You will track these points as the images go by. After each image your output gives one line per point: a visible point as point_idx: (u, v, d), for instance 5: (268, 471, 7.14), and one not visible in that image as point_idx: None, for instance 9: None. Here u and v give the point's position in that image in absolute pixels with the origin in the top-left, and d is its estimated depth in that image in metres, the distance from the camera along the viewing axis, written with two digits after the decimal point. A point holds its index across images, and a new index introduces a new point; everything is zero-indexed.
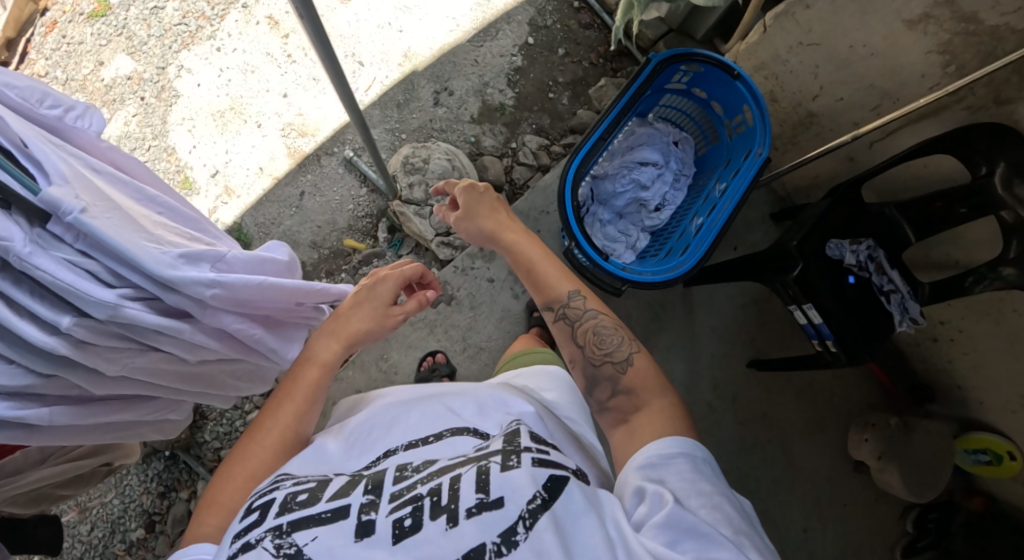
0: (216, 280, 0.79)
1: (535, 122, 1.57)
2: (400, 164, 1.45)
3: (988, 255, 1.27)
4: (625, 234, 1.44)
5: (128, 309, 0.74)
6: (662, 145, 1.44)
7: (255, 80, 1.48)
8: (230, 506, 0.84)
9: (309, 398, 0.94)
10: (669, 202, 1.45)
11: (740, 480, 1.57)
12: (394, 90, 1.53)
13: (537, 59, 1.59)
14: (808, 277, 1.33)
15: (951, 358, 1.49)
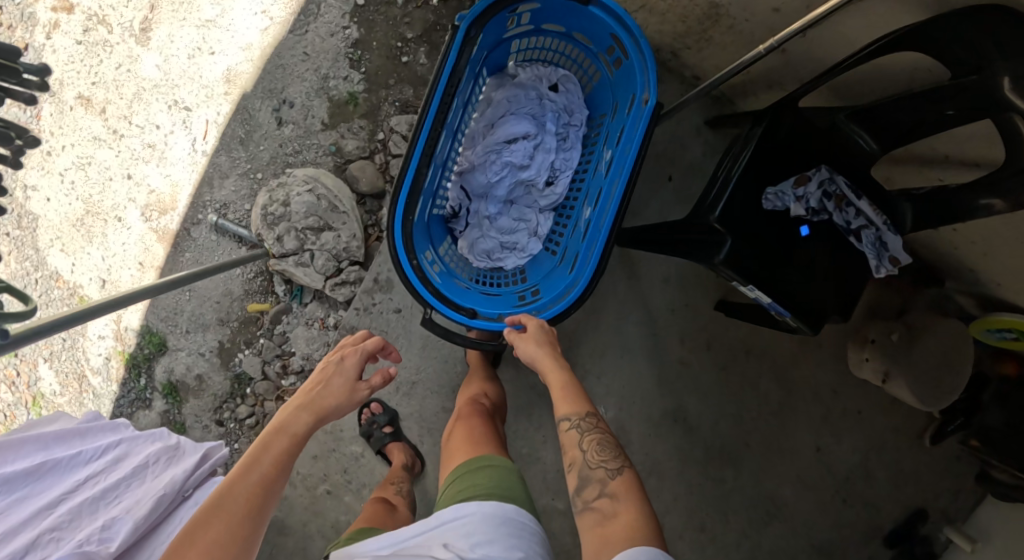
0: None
1: (397, 97, 1.33)
2: (261, 217, 1.28)
3: (993, 158, 0.89)
4: (521, 222, 1.17)
5: None
6: (533, 105, 1.13)
7: (96, 173, 1.35)
8: None
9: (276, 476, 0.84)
10: (562, 170, 1.15)
11: (748, 430, 1.40)
12: (230, 125, 1.32)
13: (373, 20, 1.32)
14: (746, 247, 0.96)
15: (966, 251, 1.16)
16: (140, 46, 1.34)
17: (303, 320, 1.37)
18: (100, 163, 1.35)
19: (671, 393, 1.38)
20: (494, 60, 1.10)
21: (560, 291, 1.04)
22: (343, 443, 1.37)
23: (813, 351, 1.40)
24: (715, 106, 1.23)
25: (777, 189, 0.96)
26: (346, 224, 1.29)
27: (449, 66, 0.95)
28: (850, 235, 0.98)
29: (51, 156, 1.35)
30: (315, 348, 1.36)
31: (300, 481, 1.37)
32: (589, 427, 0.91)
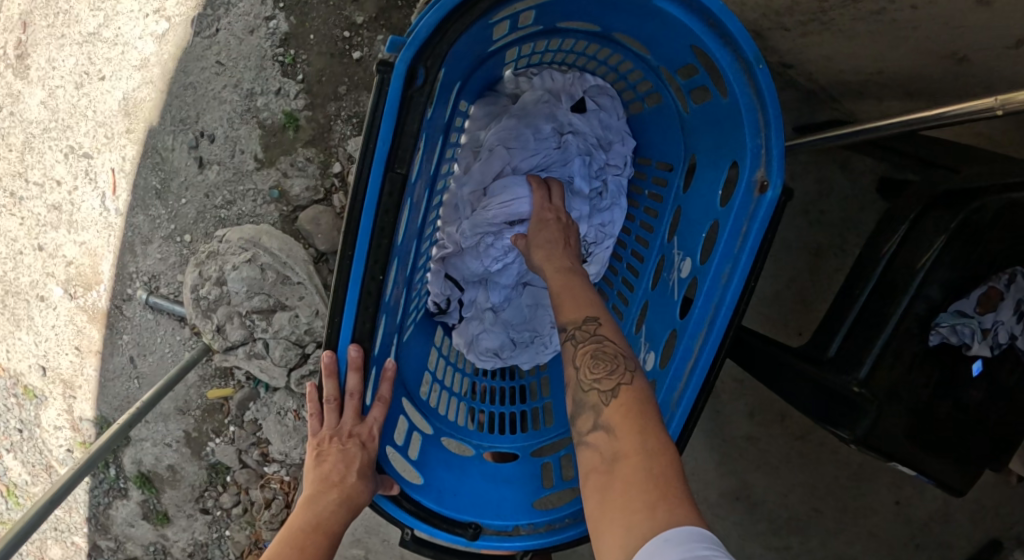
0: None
1: (353, 113, 0.95)
2: (193, 301, 0.96)
3: None
4: (541, 311, 0.82)
5: None
6: (551, 141, 0.77)
7: (3, 245, 1.08)
8: None
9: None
10: (592, 233, 0.80)
11: (869, 536, 1.02)
12: (142, 174, 0.99)
13: (307, 8, 0.93)
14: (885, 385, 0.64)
15: None
16: (18, 77, 1.02)
17: (274, 409, 1.10)
18: (4, 232, 1.07)
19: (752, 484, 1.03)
20: (477, 83, 0.74)
21: None
22: None
23: None
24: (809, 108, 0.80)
25: (956, 320, 0.62)
26: (305, 299, 0.95)
27: (388, 128, 0.56)
28: None
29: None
30: (292, 444, 1.10)
31: None
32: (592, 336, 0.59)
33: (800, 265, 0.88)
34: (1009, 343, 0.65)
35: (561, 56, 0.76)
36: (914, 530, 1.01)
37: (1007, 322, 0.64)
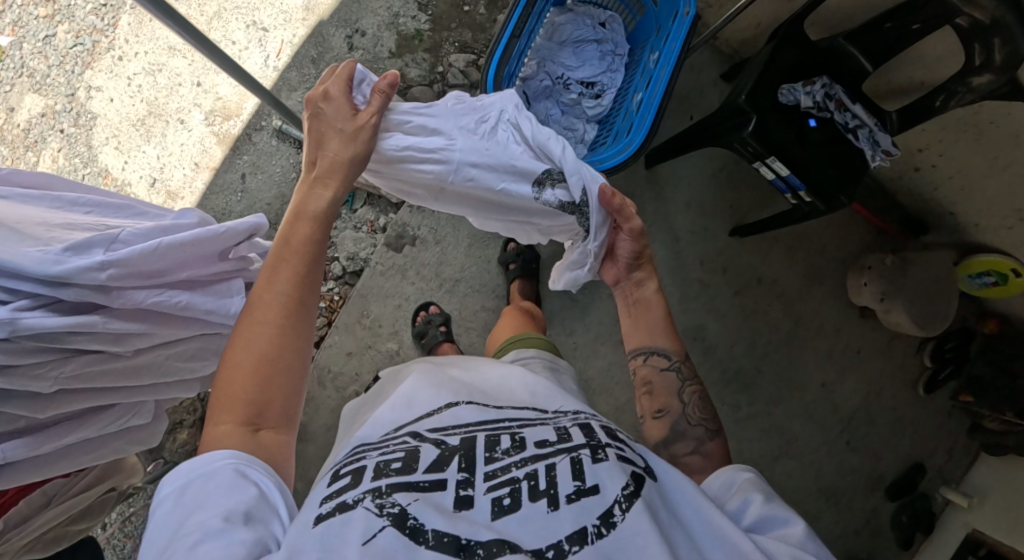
0: (112, 261, 0.71)
1: (457, 39, 1.49)
2: (330, 120, 1.43)
3: (954, 68, 1.15)
4: (570, 129, 1.39)
5: (27, 319, 0.67)
6: (590, 30, 1.38)
7: (165, 78, 1.43)
8: (242, 402, 0.77)
9: (295, 307, 0.82)
10: (607, 86, 1.39)
11: (747, 352, 1.56)
12: (304, 46, 1.46)
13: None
14: (767, 131, 1.22)
15: (935, 186, 1.42)
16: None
17: (350, 225, 1.53)
18: (173, 70, 1.43)
19: (689, 312, 1.55)
20: None
21: (617, 150, 1.27)
22: (379, 339, 1.45)
23: (816, 290, 1.58)
24: (727, 62, 1.49)
25: (789, 86, 1.22)
26: None
27: None
28: (849, 133, 1.24)
29: (123, 61, 1.43)
30: (363, 246, 1.51)
31: (333, 378, 1.42)
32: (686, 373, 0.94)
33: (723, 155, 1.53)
34: (826, 107, 1.23)
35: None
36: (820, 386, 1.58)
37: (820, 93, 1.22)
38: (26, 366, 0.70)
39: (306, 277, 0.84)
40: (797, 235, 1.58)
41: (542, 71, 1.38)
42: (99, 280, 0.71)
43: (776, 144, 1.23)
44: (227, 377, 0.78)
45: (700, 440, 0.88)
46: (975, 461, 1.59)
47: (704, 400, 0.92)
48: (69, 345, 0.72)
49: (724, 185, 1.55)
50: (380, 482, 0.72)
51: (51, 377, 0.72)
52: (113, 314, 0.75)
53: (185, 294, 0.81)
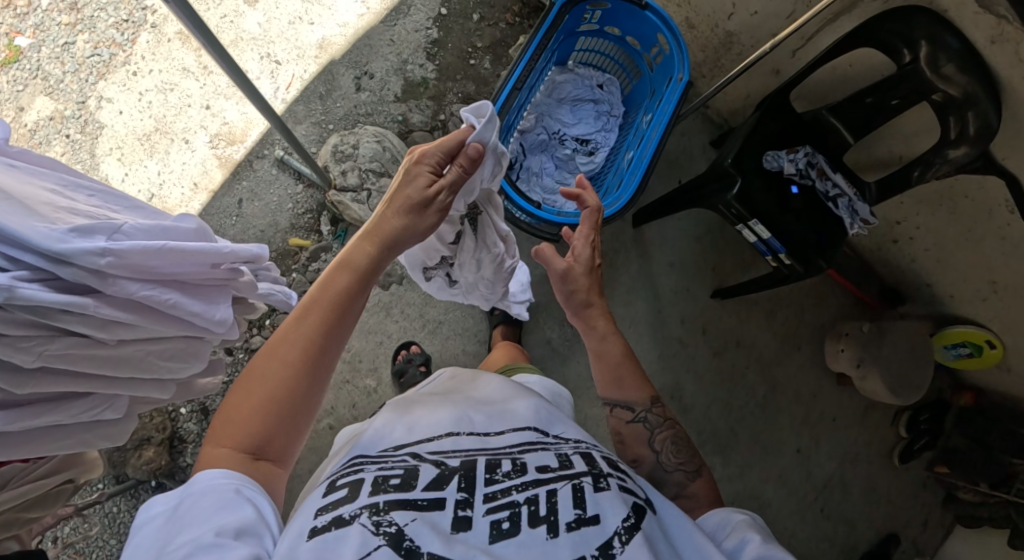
0: (112, 249, 0.69)
1: (460, 90, 1.53)
2: (330, 154, 1.42)
3: (930, 142, 1.23)
4: (562, 185, 1.35)
5: (23, 289, 0.65)
6: (587, 90, 1.35)
7: (176, 97, 1.47)
8: (246, 433, 0.72)
9: (314, 358, 0.75)
10: (601, 144, 1.36)
11: (725, 413, 1.55)
12: (314, 82, 1.50)
13: (452, 28, 1.54)
14: (751, 193, 1.25)
15: (912, 257, 1.48)
16: (247, 4, 1.50)
17: None
18: (184, 90, 1.48)
19: (667, 370, 1.54)
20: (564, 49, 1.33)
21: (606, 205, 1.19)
22: (358, 376, 1.39)
23: (795, 355, 1.60)
24: (716, 130, 1.56)
25: (772, 154, 1.24)
26: None
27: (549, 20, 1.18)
28: (829, 203, 1.27)
29: (136, 76, 1.47)
30: None
31: None
32: (657, 421, 0.92)
33: (711, 218, 1.58)
34: (807, 174, 1.25)
35: (602, 60, 1.39)
36: (797, 450, 1.57)
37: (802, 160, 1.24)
38: (14, 337, 0.68)
39: (334, 327, 0.76)
40: (779, 299, 1.61)
41: (539, 125, 1.34)
42: (97, 266, 0.68)
43: (755, 208, 1.25)
44: (236, 402, 0.73)
45: (681, 484, 0.86)
46: (948, 535, 1.59)
47: (677, 445, 0.89)
48: (55, 324, 0.70)
49: (710, 247, 1.57)
50: (378, 499, 0.68)
51: (35, 352, 0.70)
52: (107, 301, 0.72)
53: (174, 292, 0.78)
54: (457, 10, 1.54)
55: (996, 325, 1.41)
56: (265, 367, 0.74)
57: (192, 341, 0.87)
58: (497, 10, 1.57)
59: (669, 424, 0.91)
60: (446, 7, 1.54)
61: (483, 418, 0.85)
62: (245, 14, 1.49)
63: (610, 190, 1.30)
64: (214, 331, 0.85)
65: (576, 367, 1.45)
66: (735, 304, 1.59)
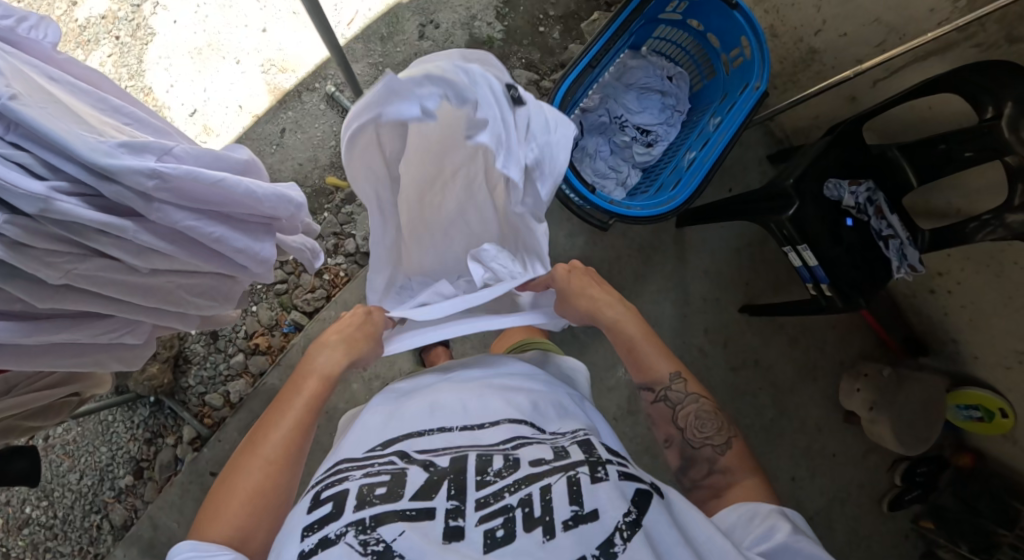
0: (163, 171, 0.63)
1: (524, 56, 1.42)
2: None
3: (992, 202, 1.21)
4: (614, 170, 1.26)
5: (61, 204, 0.59)
6: (655, 81, 1.26)
7: (233, 15, 1.47)
8: (232, 520, 0.74)
9: (295, 452, 0.81)
10: (661, 137, 1.26)
11: None
12: (377, 22, 1.40)
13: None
14: (805, 219, 1.18)
15: (945, 310, 1.47)
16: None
17: None
18: (242, 12, 1.47)
19: None
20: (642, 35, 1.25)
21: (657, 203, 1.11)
22: None
23: (807, 385, 1.59)
24: (776, 144, 1.51)
25: (834, 182, 1.18)
26: None
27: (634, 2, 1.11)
28: (880, 242, 1.21)
29: None
30: None
31: None
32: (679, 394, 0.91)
33: (755, 232, 1.55)
34: (867, 207, 1.19)
35: (676, 52, 1.30)
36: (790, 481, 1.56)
37: (863, 196, 1.19)
38: (42, 250, 0.62)
39: (302, 429, 0.82)
40: (803, 327, 1.59)
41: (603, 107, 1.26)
42: (143, 188, 0.62)
43: (810, 234, 1.18)
44: (221, 502, 0.75)
45: (711, 460, 0.85)
46: None
47: (702, 418, 0.89)
48: (90, 244, 0.64)
49: (747, 262, 1.54)
50: (364, 515, 0.65)
51: (63, 269, 0.64)
52: (146, 226, 0.66)
53: (220, 227, 0.71)
54: None
55: (1014, 396, 1.39)
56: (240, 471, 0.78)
57: (223, 279, 0.82)
58: None
59: (693, 399, 0.90)
60: None
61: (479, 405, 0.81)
62: None
63: (664, 187, 1.21)
64: (252, 272, 0.80)
65: (591, 357, 1.43)
66: (759, 322, 1.57)
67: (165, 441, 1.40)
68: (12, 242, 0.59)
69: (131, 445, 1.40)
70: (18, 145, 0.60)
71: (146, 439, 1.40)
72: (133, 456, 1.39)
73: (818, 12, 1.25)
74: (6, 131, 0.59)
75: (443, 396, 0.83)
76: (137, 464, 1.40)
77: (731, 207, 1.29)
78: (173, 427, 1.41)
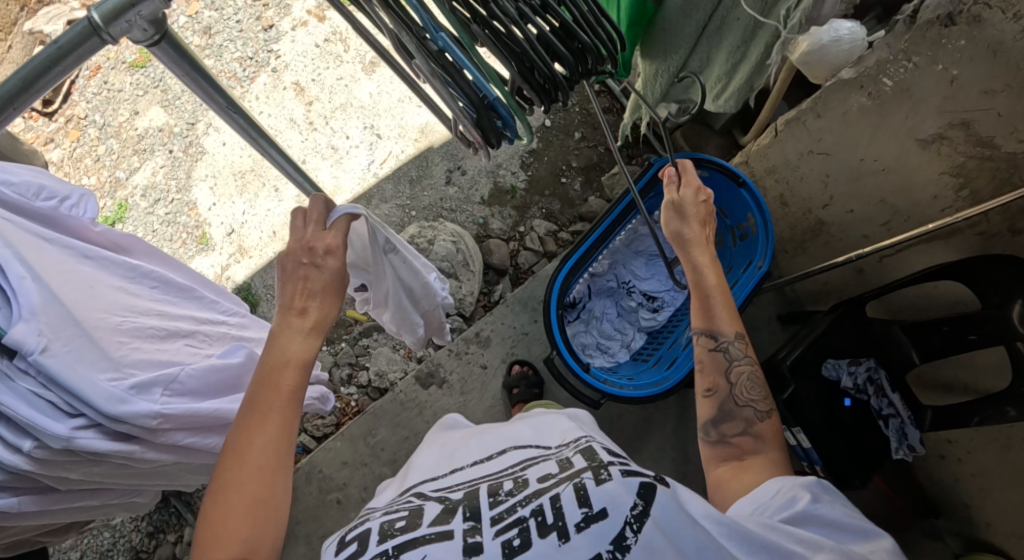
0: (165, 411, 0.74)
1: (544, 206, 1.50)
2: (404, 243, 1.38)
3: (1001, 383, 1.19)
4: (619, 333, 1.31)
5: (82, 440, 0.68)
6: (665, 247, 1.32)
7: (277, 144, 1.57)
8: (240, 535, 0.66)
9: (285, 453, 0.71)
10: (667, 303, 1.30)
11: None
12: (407, 165, 1.51)
13: (552, 142, 1.54)
14: (800, 401, 1.18)
15: (958, 476, 1.44)
16: (364, 72, 1.58)
17: (390, 343, 1.45)
18: (287, 142, 1.56)
19: None
20: (654, 203, 1.31)
21: (652, 381, 1.15)
22: (376, 462, 1.37)
23: None
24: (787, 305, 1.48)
25: (835, 361, 1.19)
26: (470, 281, 1.39)
27: (642, 181, 1.19)
28: (880, 420, 1.21)
29: (247, 113, 1.60)
30: (393, 369, 1.42)
31: (320, 479, 1.37)
32: (738, 353, 0.91)
33: None
34: (863, 385, 1.20)
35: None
36: None
37: (862, 374, 1.19)
38: (64, 460, 0.71)
39: (290, 422, 0.73)
40: None
41: (611, 272, 1.32)
42: (148, 426, 0.73)
43: (802, 414, 1.18)
44: (220, 518, 0.67)
45: (749, 422, 0.87)
46: None
47: (752, 381, 0.90)
48: (107, 458, 0.73)
49: None
50: (386, 546, 0.68)
51: (80, 471, 0.73)
52: (152, 445, 0.76)
53: (216, 436, 0.83)
54: (560, 125, 1.55)
55: None
56: (229, 481, 0.68)
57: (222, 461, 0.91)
58: (600, 133, 1.55)
59: (747, 362, 0.91)
60: (551, 119, 1.55)
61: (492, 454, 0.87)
62: (361, 82, 1.58)
63: (663, 361, 1.25)
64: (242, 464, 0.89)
65: None
66: None
67: (165, 536, 1.45)
68: (40, 458, 0.69)
69: (134, 535, 1.46)
70: (45, 383, 0.68)
71: (149, 531, 1.47)
72: (133, 547, 1.46)
73: (825, 188, 1.28)
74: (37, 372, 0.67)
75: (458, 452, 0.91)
76: (136, 555, 1.46)
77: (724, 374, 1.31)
78: (175, 524, 1.46)
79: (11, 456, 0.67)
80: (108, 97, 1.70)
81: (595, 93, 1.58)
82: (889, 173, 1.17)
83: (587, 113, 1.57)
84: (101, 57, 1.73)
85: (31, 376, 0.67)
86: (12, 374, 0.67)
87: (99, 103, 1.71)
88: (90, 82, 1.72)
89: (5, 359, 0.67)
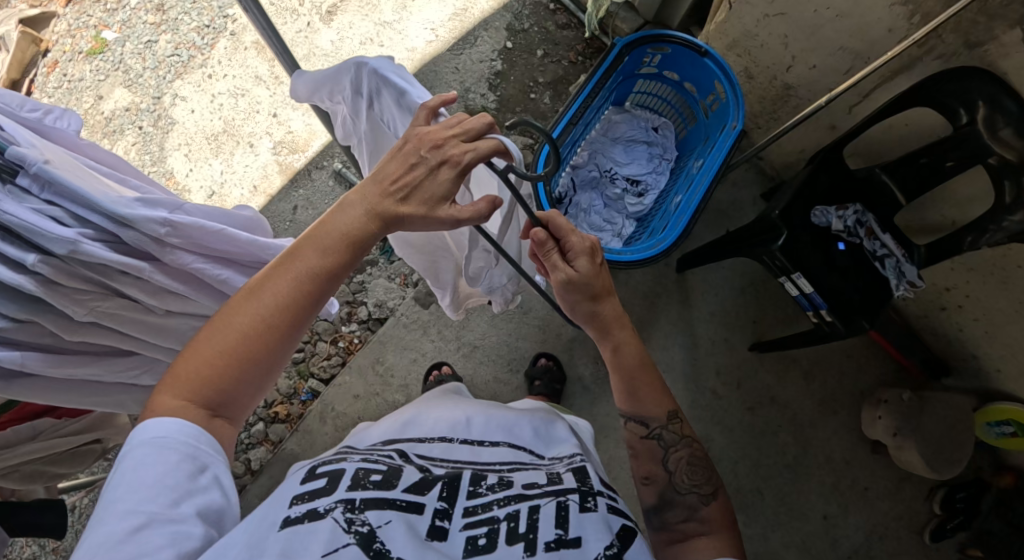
0: (173, 220, 0.74)
1: (518, 122, 1.51)
2: None
3: (983, 209, 1.20)
4: (608, 224, 1.31)
5: (87, 246, 0.69)
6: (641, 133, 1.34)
7: (246, 103, 1.58)
8: (220, 381, 0.66)
9: (299, 320, 0.69)
10: (651, 186, 1.32)
11: (753, 469, 1.47)
12: None
13: (517, 61, 1.55)
14: (796, 247, 1.20)
15: (960, 326, 1.41)
16: (322, 22, 1.60)
17: (385, 274, 1.46)
18: (255, 97, 1.59)
19: (697, 419, 1.49)
20: (622, 91, 1.33)
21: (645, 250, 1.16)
22: (388, 390, 1.37)
23: (832, 418, 1.51)
24: (767, 181, 1.55)
25: (821, 207, 1.21)
26: None
27: (604, 66, 1.17)
28: (876, 263, 1.22)
29: (212, 79, 1.61)
30: (392, 298, 1.43)
31: (334, 417, 1.36)
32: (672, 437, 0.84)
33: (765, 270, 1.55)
34: (856, 230, 1.21)
35: (659, 104, 1.38)
36: (831, 534, 1.45)
37: (852, 218, 1.21)
38: (70, 288, 0.72)
39: (318, 294, 0.70)
40: (818, 360, 1.53)
41: (592, 162, 1.34)
42: (155, 234, 0.73)
43: (798, 260, 1.20)
44: (207, 353, 0.66)
45: (692, 508, 0.80)
46: None
47: (693, 466, 0.84)
48: (113, 284, 0.74)
49: (752, 301, 1.53)
50: (355, 495, 0.64)
51: (88, 305, 0.73)
52: (162, 268, 0.76)
53: (227, 269, 0.80)
54: (522, 45, 1.56)
55: None
56: (230, 320, 0.67)
57: None
58: (562, 48, 1.57)
59: (685, 443, 0.85)
60: (512, 40, 1.56)
61: (490, 430, 0.82)
62: (320, 31, 1.59)
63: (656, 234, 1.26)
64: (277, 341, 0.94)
65: (605, 407, 1.36)
66: (774, 360, 1.52)
67: None
68: (46, 278, 0.70)
69: None
70: (51, 202, 0.70)
71: None
72: None
73: (786, 48, 1.31)
74: (42, 190, 0.70)
75: (452, 411, 0.84)
76: None
77: (717, 247, 1.36)
78: None
79: (18, 275, 0.68)
80: (69, 88, 1.68)
81: (551, 11, 1.59)
82: (843, 18, 1.18)
83: (546, 31, 1.58)
84: (56, 52, 1.71)
85: (35, 195, 0.70)
86: (16, 196, 0.69)
87: (61, 95, 1.68)
88: (48, 77, 1.69)
89: (9, 184, 0.70)
